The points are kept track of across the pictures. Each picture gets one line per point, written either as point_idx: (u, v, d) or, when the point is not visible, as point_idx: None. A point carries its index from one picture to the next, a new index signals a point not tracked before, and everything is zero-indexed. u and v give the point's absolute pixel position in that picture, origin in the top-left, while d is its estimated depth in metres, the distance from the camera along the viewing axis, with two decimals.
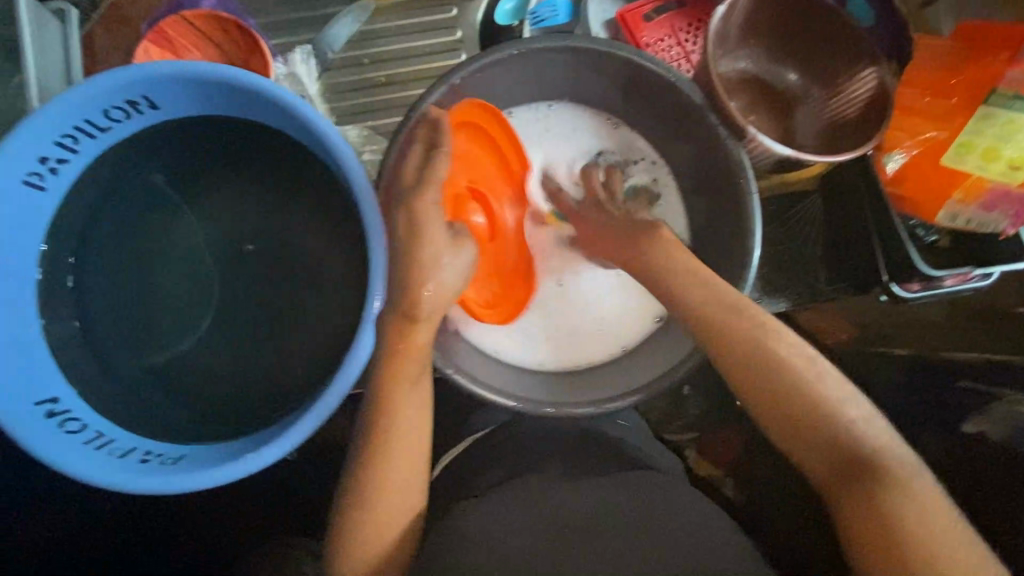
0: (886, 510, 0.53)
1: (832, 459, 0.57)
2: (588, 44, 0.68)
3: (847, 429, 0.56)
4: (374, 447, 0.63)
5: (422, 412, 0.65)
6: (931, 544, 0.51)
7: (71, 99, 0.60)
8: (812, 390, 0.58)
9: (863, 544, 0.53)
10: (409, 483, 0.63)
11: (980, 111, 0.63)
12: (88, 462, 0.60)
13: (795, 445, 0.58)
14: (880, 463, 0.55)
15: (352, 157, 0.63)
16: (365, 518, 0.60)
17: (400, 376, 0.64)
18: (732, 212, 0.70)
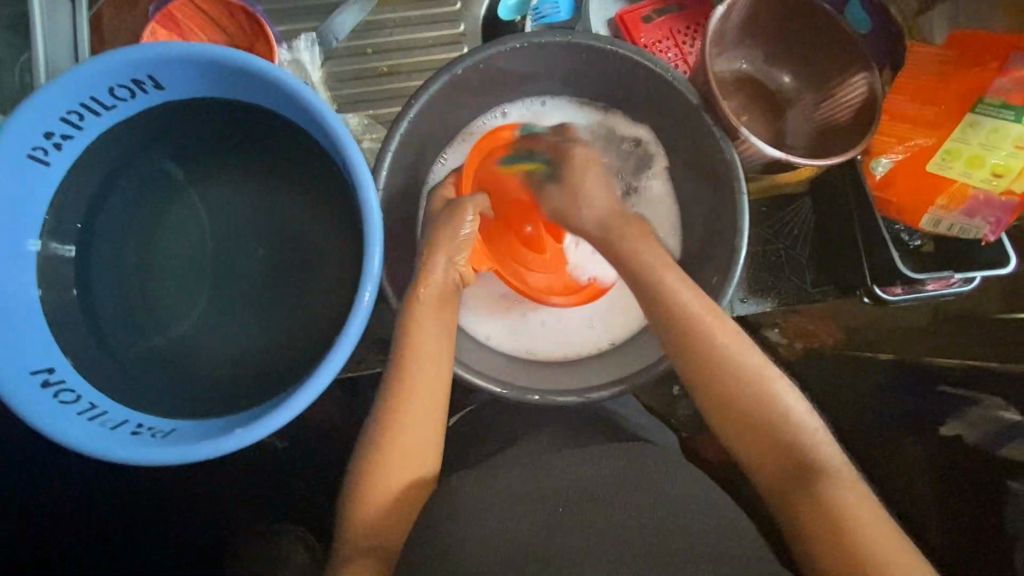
0: (827, 508, 0.57)
1: (781, 463, 0.61)
2: (593, 41, 0.70)
3: (795, 435, 0.61)
4: (384, 419, 0.65)
5: (435, 389, 0.67)
6: (860, 521, 0.56)
7: (78, 75, 0.61)
8: (764, 400, 0.62)
9: (806, 540, 0.58)
10: (413, 464, 0.65)
11: (967, 118, 0.67)
12: (81, 431, 0.61)
13: (747, 449, 0.62)
14: (820, 466, 0.60)
15: (351, 142, 0.64)
16: (372, 484, 0.64)
17: (420, 352, 0.66)
18: (721, 212, 0.72)
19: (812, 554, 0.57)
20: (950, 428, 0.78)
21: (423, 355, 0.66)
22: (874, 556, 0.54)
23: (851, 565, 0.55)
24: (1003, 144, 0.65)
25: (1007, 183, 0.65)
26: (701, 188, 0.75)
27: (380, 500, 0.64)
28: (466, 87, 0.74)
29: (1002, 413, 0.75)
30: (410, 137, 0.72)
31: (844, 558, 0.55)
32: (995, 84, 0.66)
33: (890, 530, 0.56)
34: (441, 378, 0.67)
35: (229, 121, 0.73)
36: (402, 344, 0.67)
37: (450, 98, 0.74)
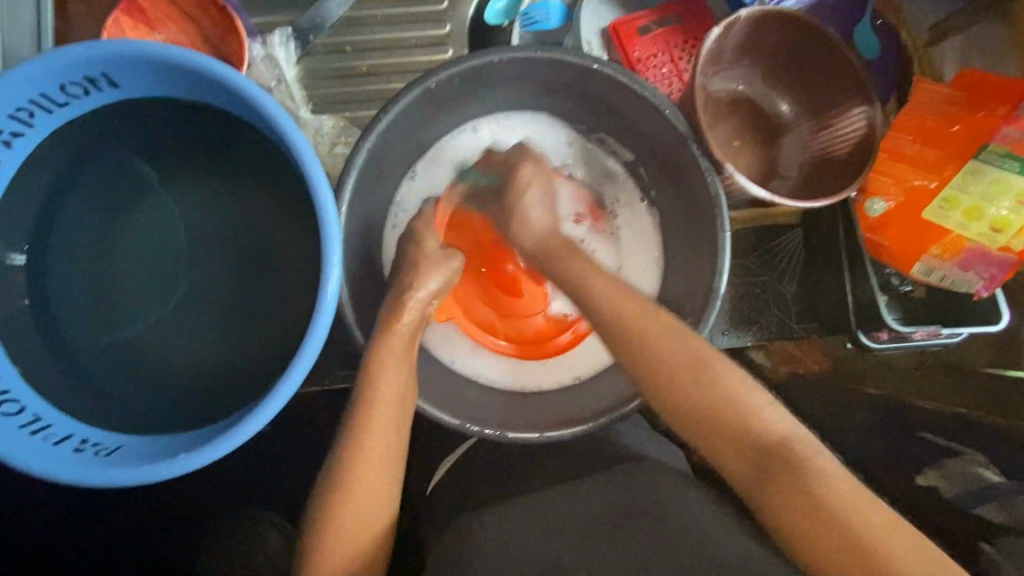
0: (801, 485, 0.54)
1: (745, 450, 0.58)
2: (576, 58, 0.65)
3: (752, 419, 0.58)
4: (347, 458, 0.62)
5: (400, 426, 0.64)
6: (873, 535, 0.51)
7: (24, 73, 0.57)
8: (714, 389, 0.59)
9: (787, 524, 0.55)
10: (375, 500, 0.62)
11: (969, 165, 0.62)
12: (19, 448, 0.58)
13: (709, 443, 0.60)
14: (784, 445, 0.57)
15: (313, 158, 0.60)
16: (332, 530, 0.60)
17: (383, 388, 0.63)
18: (704, 247, 0.68)
19: (796, 539, 0.54)
20: (928, 479, 0.75)
21: (389, 391, 0.63)
22: (855, 528, 0.52)
23: (833, 539, 0.52)
24: (1006, 197, 0.60)
25: (1006, 239, 0.61)
26: (686, 219, 0.72)
27: (345, 544, 0.60)
28: (442, 99, 0.70)
29: (983, 471, 0.71)
30: (379, 149, 0.69)
31: (826, 535, 0.52)
32: (1003, 130, 0.60)
33: (908, 538, 0.50)
34: (403, 416, 0.65)
35: (193, 123, 0.69)
36: (370, 376, 0.63)
37: (424, 109, 0.70)
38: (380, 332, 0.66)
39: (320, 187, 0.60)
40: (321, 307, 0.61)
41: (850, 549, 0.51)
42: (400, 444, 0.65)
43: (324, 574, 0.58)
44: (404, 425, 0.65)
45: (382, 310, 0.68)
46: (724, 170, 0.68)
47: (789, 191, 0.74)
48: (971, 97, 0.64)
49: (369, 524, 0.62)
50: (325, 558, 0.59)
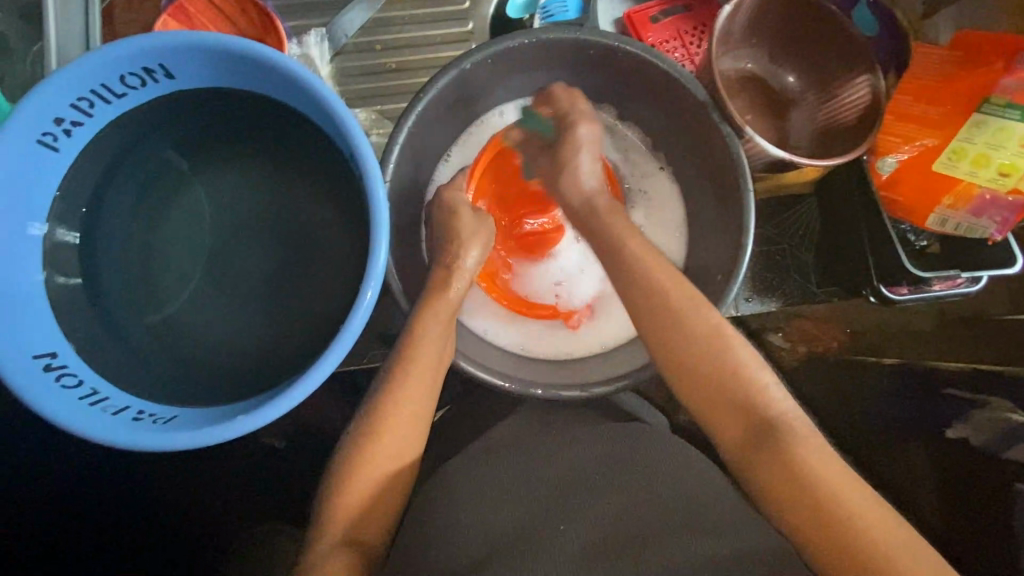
0: (792, 467, 0.56)
1: (744, 424, 0.60)
2: (600, 39, 0.71)
3: (756, 396, 0.60)
4: (378, 413, 0.66)
5: (430, 391, 0.69)
6: (849, 514, 0.53)
7: (90, 64, 0.61)
8: (722, 364, 0.61)
9: (776, 502, 0.56)
10: (400, 458, 0.66)
11: (972, 118, 0.67)
12: (83, 417, 0.61)
13: (715, 414, 0.61)
14: (784, 426, 0.58)
15: (359, 131, 0.64)
16: (354, 480, 0.63)
17: (420, 353, 0.68)
18: (730, 207, 0.72)
19: (783, 516, 0.56)
20: (956, 431, 0.76)
21: (427, 355, 0.68)
22: (840, 513, 0.53)
23: (821, 529, 0.53)
24: (1010, 143, 0.65)
25: (1014, 183, 0.65)
26: (711, 185, 0.76)
27: (361, 494, 0.63)
28: (474, 83, 0.75)
29: (1009, 414, 0.74)
30: (417, 129, 0.73)
31: (808, 520, 0.54)
32: (1002, 83, 0.66)
33: (880, 523, 0.52)
34: (437, 381, 0.69)
35: (237, 112, 0.73)
36: (409, 342, 0.69)
37: (458, 92, 0.75)
38: (427, 296, 0.72)
39: (367, 159, 0.63)
40: (370, 273, 0.63)
41: (833, 532, 0.52)
42: (429, 406, 0.69)
43: (344, 519, 0.62)
44: (435, 390, 0.69)
45: (428, 283, 0.73)
46: (743, 135, 0.73)
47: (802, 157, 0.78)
48: (967, 57, 0.70)
49: (391, 479, 0.65)
50: (345, 504, 0.63)
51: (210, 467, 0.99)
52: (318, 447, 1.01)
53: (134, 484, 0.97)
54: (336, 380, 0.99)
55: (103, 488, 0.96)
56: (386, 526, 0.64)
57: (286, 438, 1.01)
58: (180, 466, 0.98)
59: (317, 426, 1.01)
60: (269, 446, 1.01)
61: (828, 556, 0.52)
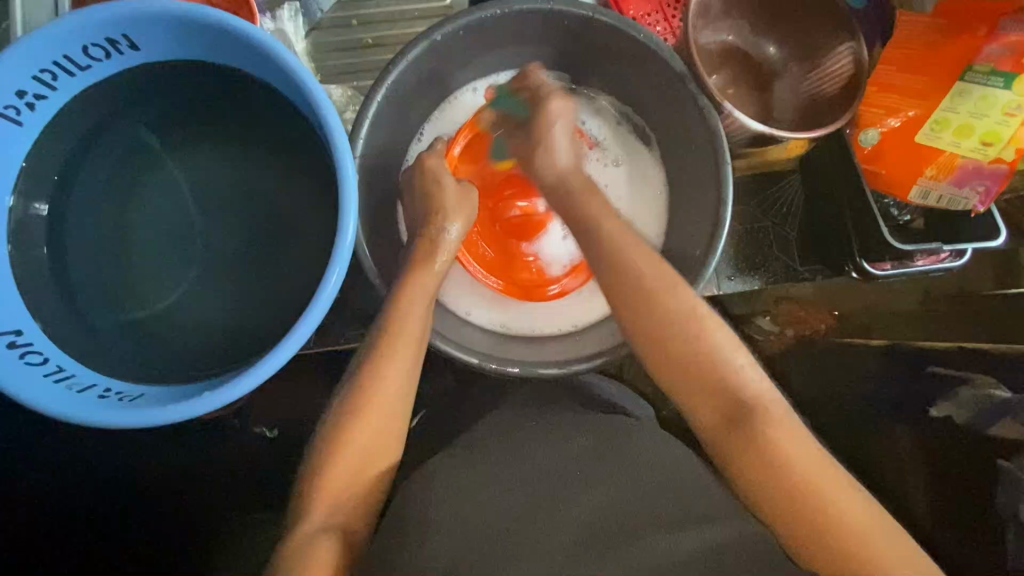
0: (772, 453, 0.55)
1: (718, 405, 0.57)
2: (573, 8, 0.69)
3: (732, 381, 0.58)
4: (355, 404, 0.64)
5: (409, 374, 0.67)
6: (829, 507, 0.52)
7: (50, 34, 0.59)
8: (693, 342, 0.58)
9: (749, 486, 0.55)
10: (379, 440, 0.65)
11: (956, 87, 0.67)
12: (46, 393, 0.60)
13: (687, 398, 0.59)
14: (762, 409, 0.57)
15: (328, 103, 0.62)
16: (340, 460, 0.63)
17: (405, 331, 0.67)
18: (709, 182, 0.71)
19: (760, 501, 0.55)
20: (940, 409, 0.75)
21: (410, 332, 0.67)
22: (822, 500, 0.52)
23: (802, 522, 0.52)
24: (992, 112, 0.65)
25: (996, 152, 0.65)
26: (690, 161, 0.75)
27: (351, 476, 0.63)
28: (446, 56, 0.74)
29: (994, 391, 0.73)
30: (391, 104, 0.71)
31: (788, 506, 0.53)
32: (985, 50, 0.66)
33: (859, 512, 0.52)
34: (416, 372, 0.68)
35: (207, 84, 0.71)
36: (392, 319, 0.67)
37: (430, 65, 0.73)
38: (408, 276, 0.70)
39: (337, 130, 0.62)
40: (338, 249, 0.62)
41: (812, 522, 0.52)
42: (413, 386, 0.68)
43: (331, 504, 0.61)
44: (419, 367, 0.68)
45: (408, 264, 0.72)
46: (723, 110, 0.72)
47: (786, 130, 0.77)
48: (951, 24, 0.69)
49: (374, 458, 0.64)
50: (332, 486, 0.62)
51: (199, 456, 0.99)
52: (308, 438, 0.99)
53: (124, 472, 0.97)
54: (322, 367, 0.98)
55: (93, 474, 0.96)
56: (368, 509, 0.63)
57: (277, 429, 1.00)
58: (168, 455, 0.98)
59: (307, 415, 0.99)
60: (259, 436, 0.99)
61: (805, 544, 0.52)
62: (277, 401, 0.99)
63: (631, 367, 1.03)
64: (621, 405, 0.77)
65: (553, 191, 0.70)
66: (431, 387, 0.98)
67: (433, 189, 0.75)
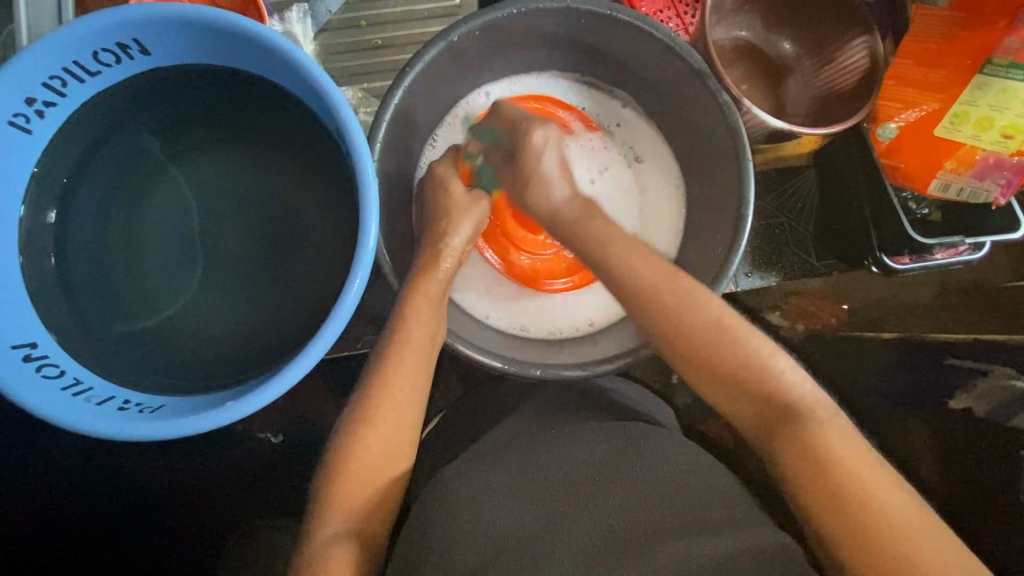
0: (808, 449, 0.55)
1: (762, 411, 0.58)
2: (593, 7, 0.68)
3: (770, 379, 0.58)
4: (373, 413, 0.64)
5: (422, 380, 0.66)
6: (879, 510, 0.51)
7: (60, 39, 0.57)
8: (735, 346, 0.59)
9: (796, 492, 0.55)
10: (395, 448, 0.64)
11: (975, 80, 0.66)
12: (63, 405, 0.58)
13: (729, 404, 0.60)
14: (806, 411, 0.57)
15: (347, 106, 0.61)
16: (353, 464, 0.62)
17: (410, 335, 0.66)
18: (729, 180, 0.70)
19: (799, 495, 0.55)
20: (960, 401, 0.75)
21: (418, 338, 0.66)
22: (858, 496, 0.52)
23: (851, 527, 0.51)
24: (1013, 104, 0.64)
25: (1017, 144, 0.65)
26: (708, 158, 0.75)
27: (365, 480, 0.62)
28: (462, 57, 0.73)
29: (1013, 381, 0.71)
30: (407, 105, 0.71)
31: (836, 513, 0.52)
32: (1005, 42, 0.64)
33: (912, 515, 0.51)
34: (428, 377, 0.67)
35: (218, 88, 0.70)
36: (399, 324, 0.66)
37: (446, 66, 0.72)
38: (413, 281, 0.69)
39: (356, 134, 0.61)
40: (360, 256, 0.61)
41: (855, 525, 0.51)
42: (424, 390, 0.67)
43: (345, 508, 0.60)
44: (429, 372, 0.68)
45: (415, 265, 0.71)
46: (743, 108, 0.72)
47: (802, 125, 0.77)
48: (971, 14, 0.67)
49: (384, 463, 0.63)
50: (346, 490, 0.61)
51: (205, 465, 0.97)
52: (314, 443, 0.98)
53: (128, 482, 0.95)
54: (330, 372, 0.97)
55: (98, 485, 0.94)
56: (385, 513, 0.63)
57: (283, 434, 0.99)
58: (174, 463, 0.96)
59: (318, 420, 0.98)
60: (264, 442, 0.98)
61: (842, 541, 0.52)
62: (284, 407, 0.98)
63: (638, 365, 1.03)
64: (640, 410, 0.75)
65: (549, 228, 0.69)
66: (441, 389, 0.97)
67: (450, 191, 0.75)
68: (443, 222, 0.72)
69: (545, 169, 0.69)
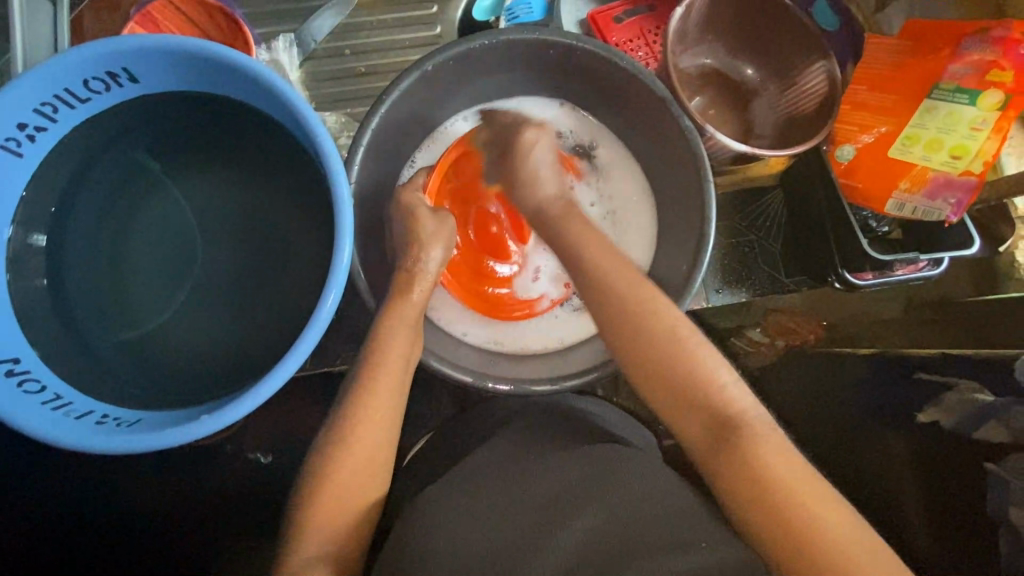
0: (756, 473, 0.55)
1: (704, 425, 0.59)
2: (561, 38, 0.72)
3: (710, 392, 0.59)
4: (347, 429, 0.65)
5: (397, 396, 0.68)
6: (814, 523, 0.52)
7: (53, 68, 0.60)
8: (678, 352, 0.60)
9: (737, 506, 0.56)
10: (370, 466, 0.65)
11: (924, 104, 0.71)
12: (42, 419, 0.60)
13: (673, 415, 0.60)
14: (743, 424, 0.58)
15: (323, 130, 0.64)
16: (328, 482, 0.63)
17: (384, 352, 0.68)
18: (695, 200, 0.73)
19: (741, 513, 0.55)
20: (928, 415, 0.75)
21: (394, 355, 0.68)
22: (805, 520, 0.52)
23: (791, 543, 0.52)
24: (959, 127, 0.68)
25: (965, 165, 0.67)
26: (676, 179, 0.78)
27: (338, 497, 0.63)
28: (438, 84, 0.76)
29: (977, 395, 0.73)
30: (384, 130, 0.74)
31: (777, 528, 0.53)
32: (950, 68, 0.70)
33: (844, 523, 0.52)
34: (404, 394, 0.69)
35: (203, 113, 0.73)
36: (382, 341, 0.68)
37: (423, 93, 0.76)
38: (392, 299, 0.71)
39: (332, 157, 0.63)
40: (336, 274, 0.63)
41: (794, 540, 0.52)
42: (402, 405, 0.68)
43: (320, 526, 0.61)
44: (406, 388, 0.69)
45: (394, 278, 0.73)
46: (706, 132, 0.75)
47: (765, 147, 0.80)
48: (917, 44, 0.73)
49: (360, 480, 0.64)
50: (320, 508, 0.62)
51: (191, 485, 0.98)
52: (301, 461, 0.99)
53: (116, 502, 0.96)
54: (316, 391, 0.98)
55: (85, 503, 0.95)
56: (361, 534, 0.63)
57: (271, 453, 0.99)
58: (161, 481, 0.97)
59: (303, 440, 0.99)
60: (252, 463, 0.99)
61: (789, 565, 0.52)
62: (272, 426, 0.99)
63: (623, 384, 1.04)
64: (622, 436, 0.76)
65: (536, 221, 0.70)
66: (424, 408, 0.99)
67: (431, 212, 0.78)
68: (419, 241, 0.75)
69: (537, 163, 0.71)
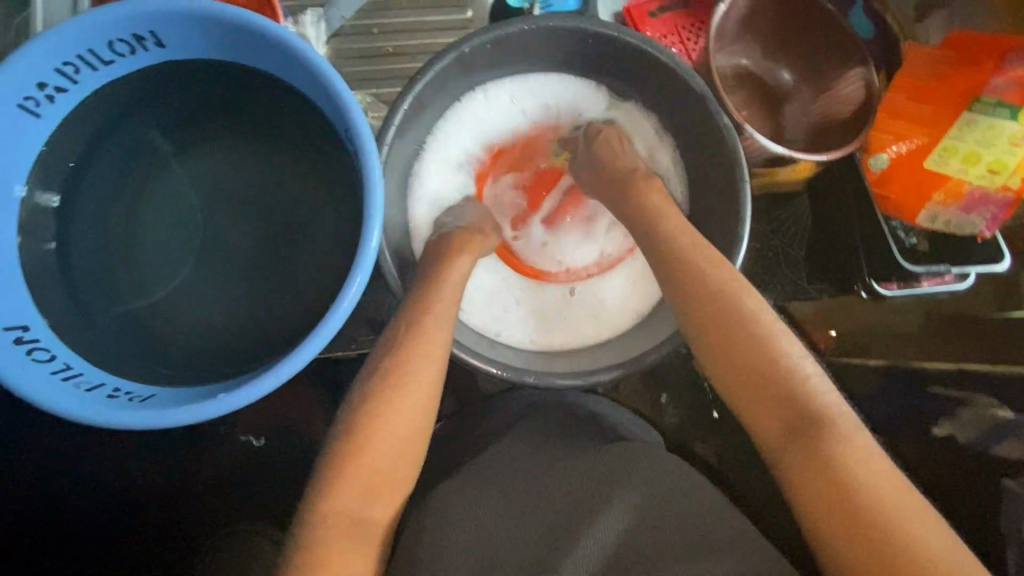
0: (832, 472, 0.53)
1: (784, 422, 0.57)
2: (601, 27, 0.70)
3: (794, 386, 0.57)
4: (375, 409, 0.61)
5: (437, 377, 0.65)
6: (906, 535, 0.48)
7: (81, 27, 0.58)
8: (768, 348, 0.59)
9: (814, 506, 0.53)
10: (401, 443, 0.61)
11: (963, 116, 0.72)
12: (53, 390, 0.58)
13: (753, 413, 0.59)
14: (831, 425, 0.55)
15: (357, 107, 0.62)
16: (358, 460, 0.58)
17: (418, 332, 0.65)
18: (728, 200, 0.72)
19: (819, 517, 0.52)
20: (943, 428, 0.78)
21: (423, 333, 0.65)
22: (885, 522, 0.49)
23: (875, 550, 0.48)
24: (999, 141, 0.69)
25: (1003, 179, 0.69)
26: (709, 181, 0.77)
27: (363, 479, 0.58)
28: (472, 67, 0.75)
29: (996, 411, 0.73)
30: (415, 111, 0.72)
31: (863, 536, 0.49)
32: (991, 82, 0.71)
33: (941, 542, 0.48)
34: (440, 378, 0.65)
35: (226, 84, 0.71)
36: (406, 326, 0.66)
37: (456, 75, 0.74)
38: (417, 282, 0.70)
39: (365, 136, 0.62)
40: (362, 255, 0.61)
41: (879, 551, 0.48)
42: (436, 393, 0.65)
43: None
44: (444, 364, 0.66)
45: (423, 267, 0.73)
46: (744, 133, 0.74)
47: (796, 149, 0.79)
48: (958, 57, 0.74)
49: (391, 463, 0.60)
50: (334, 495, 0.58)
51: (183, 470, 0.96)
52: (295, 450, 0.97)
53: (110, 479, 0.94)
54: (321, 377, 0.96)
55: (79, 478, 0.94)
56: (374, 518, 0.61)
57: (264, 441, 0.97)
58: (157, 460, 0.95)
59: (301, 426, 0.97)
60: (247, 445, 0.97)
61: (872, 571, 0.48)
62: (267, 412, 0.96)
63: (630, 385, 1.03)
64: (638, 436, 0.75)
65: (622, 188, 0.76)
66: None
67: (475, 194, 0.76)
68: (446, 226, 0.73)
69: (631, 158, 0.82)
